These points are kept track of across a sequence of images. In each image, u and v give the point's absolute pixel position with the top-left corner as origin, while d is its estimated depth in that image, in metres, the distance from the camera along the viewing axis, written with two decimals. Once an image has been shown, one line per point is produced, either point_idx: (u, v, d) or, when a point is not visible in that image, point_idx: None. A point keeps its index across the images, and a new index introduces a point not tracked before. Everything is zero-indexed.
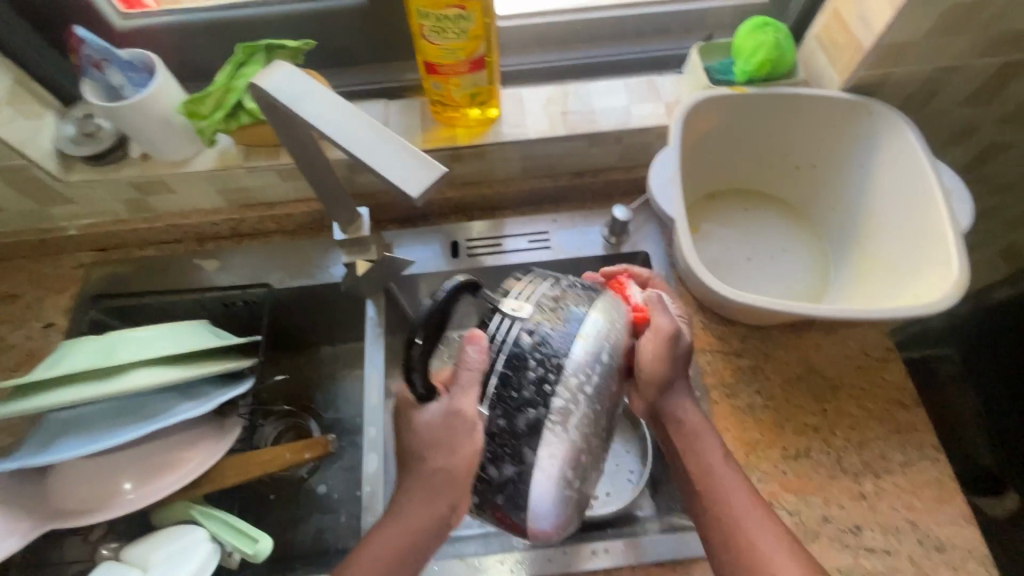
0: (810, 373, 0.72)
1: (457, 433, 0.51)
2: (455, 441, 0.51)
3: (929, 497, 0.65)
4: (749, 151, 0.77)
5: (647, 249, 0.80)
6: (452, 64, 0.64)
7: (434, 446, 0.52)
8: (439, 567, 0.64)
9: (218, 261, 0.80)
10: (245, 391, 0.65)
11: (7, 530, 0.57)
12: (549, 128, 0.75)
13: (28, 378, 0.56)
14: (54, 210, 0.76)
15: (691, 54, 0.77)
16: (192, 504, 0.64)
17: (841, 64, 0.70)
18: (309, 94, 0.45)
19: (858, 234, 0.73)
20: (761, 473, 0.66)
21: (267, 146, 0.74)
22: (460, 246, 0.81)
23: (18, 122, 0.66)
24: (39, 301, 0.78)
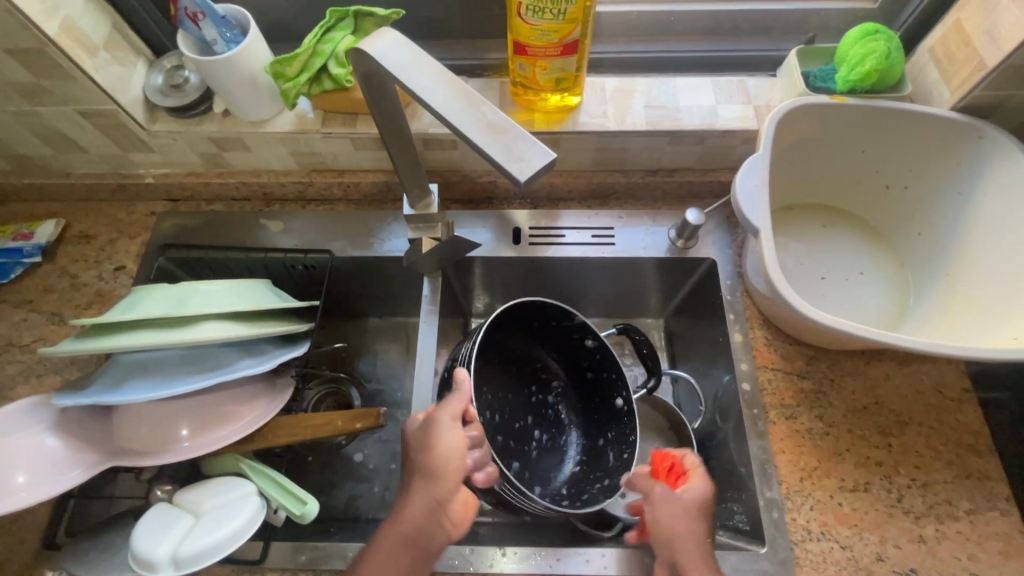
0: (876, 405, 0.68)
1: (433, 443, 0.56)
2: (437, 452, 0.56)
3: (995, 550, 0.61)
4: (838, 164, 0.73)
5: (713, 256, 0.77)
6: (543, 47, 0.62)
7: (425, 459, 0.56)
8: (471, 550, 0.63)
9: (282, 223, 0.82)
10: (300, 354, 0.67)
11: (73, 463, 0.59)
12: (630, 121, 0.72)
13: (107, 317, 0.58)
14: (135, 157, 0.78)
15: (788, 57, 0.73)
16: (243, 458, 0.66)
17: (956, 81, 0.65)
18: (413, 64, 0.44)
19: (946, 265, 0.69)
20: (814, 501, 0.64)
21: (345, 114, 0.73)
22: (521, 232, 0.80)
23: (113, 67, 0.68)
24: (112, 244, 0.81)
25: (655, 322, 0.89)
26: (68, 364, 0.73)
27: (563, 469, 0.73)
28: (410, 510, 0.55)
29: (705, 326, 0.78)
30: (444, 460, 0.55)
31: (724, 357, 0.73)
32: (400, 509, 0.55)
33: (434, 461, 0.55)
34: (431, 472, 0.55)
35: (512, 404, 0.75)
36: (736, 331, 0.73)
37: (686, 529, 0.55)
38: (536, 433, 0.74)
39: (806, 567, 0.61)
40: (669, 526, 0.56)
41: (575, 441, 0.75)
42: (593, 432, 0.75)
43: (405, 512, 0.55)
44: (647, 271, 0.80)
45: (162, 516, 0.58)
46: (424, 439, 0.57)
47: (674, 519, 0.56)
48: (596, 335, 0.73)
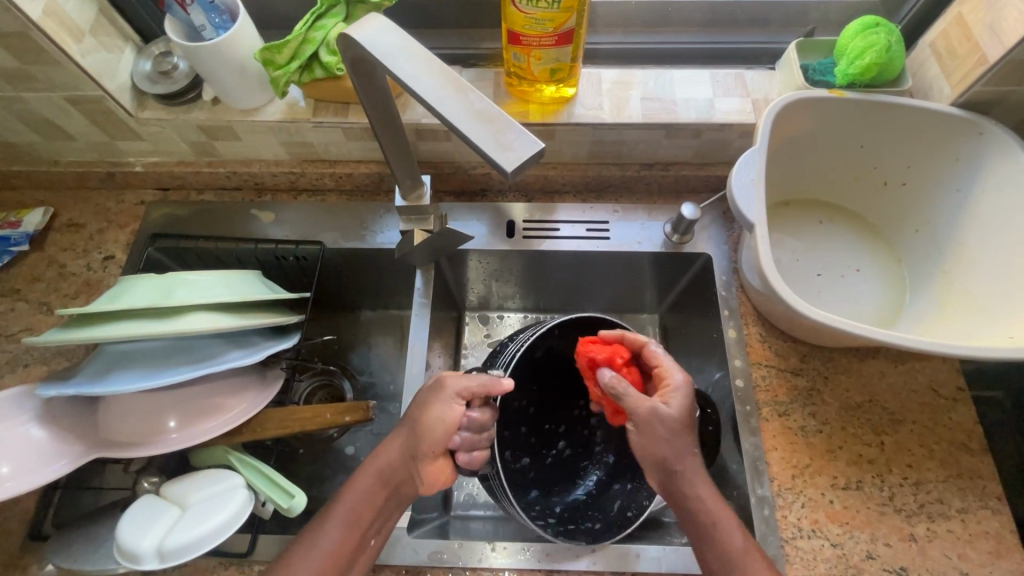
0: (870, 403, 0.68)
1: (428, 407, 0.57)
2: (429, 414, 0.57)
3: (985, 549, 0.61)
4: (836, 159, 0.72)
5: (709, 251, 0.76)
6: (537, 36, 0.61)
7: (417, 413, 0.58)
8: (461, 545, 0.63)
9: (273, 214, 0.81)
10: (289, 346, 0.66)
11: (58, 454, 0.59)
12: (626, 113, 0.71)
13: (91, 307, 0.57)
14: (124, 144, 0.77)
15: (787, 50, 0.72)
16: (231, 451, 0.65)
17: (957, 76, 0.64)
18: (401, 51, 0.43)
19: (944, 263, 0.68)
20: (805, 499, 0.63)
21: (337, 103, 0.72)
22: (515, 225, 0.79)
23: (100, 53, 0.66)
24: (101, 233, 0.80)
25: (650, 317, 0.88)
26: (55, 354, 0.72)
27: (569, 493, 0.71)
28: (393, 446, 0.59)
29: (699, 322, 0.78)
30: (432, 424, 0.57)
31: (718, 353, 0.73)
32: (386, 443, 0.59)
33: (425, 418, 0.57)
34: (419, 424, 0.57)
35: (552, 409, 0.75)
36: (731, 327, 0.72)
37: (682, 459, 0.54)
38: (561, 445, 0.74)
39: (796, 564, 0.60)
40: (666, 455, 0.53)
41: (595, 477, 0.72)
42: (615, 476, 0.71)
43: (389, 446, 0.59)
44: (641, 266, 0.79)
45: (148, 509, 0.57)
46: (425, 397, 0.59)
47: (664, 444, 0.54)
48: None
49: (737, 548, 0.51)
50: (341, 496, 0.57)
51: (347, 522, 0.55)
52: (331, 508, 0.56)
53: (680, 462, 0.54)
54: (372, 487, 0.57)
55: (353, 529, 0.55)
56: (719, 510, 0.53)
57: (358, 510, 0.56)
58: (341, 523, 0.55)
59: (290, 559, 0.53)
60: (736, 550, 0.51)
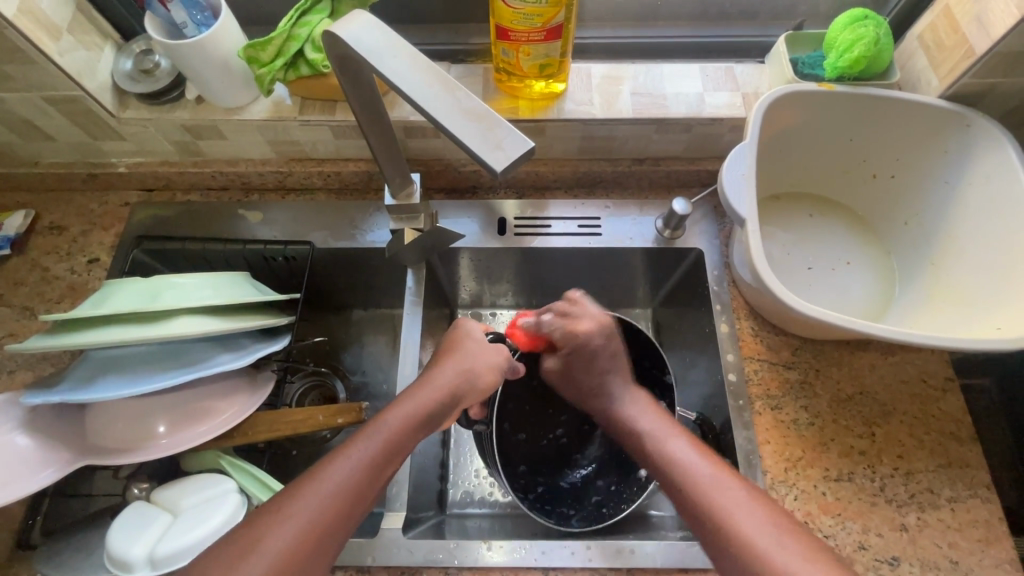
0: (860, 395, 0.68)
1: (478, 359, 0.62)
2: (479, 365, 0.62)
3: (974, 537, 0.61)
4: (826, 152, 0.72)
5: (701, 246, 0.76)
6: (526, 31, 0.60)
7: (474, 360, 0.61)
8: (457, 544, 0.63)
9: (261, 214, 0.80)
10: (280, 348, 0.65)
11: (45, 462, 0.58)
12: (617, 109, 0.71)
13: (75, 313, 0.56)
14: (106, 145, 0.75)
15: (777, 43, 0.72)
16: (222, 454, 0.65)
17: (945, 69, 0.64)
18: (386, 48, 0.42)
19: (932, 255, 0.68)
20: (799, 491, 0.64)
21: (324, 101, 0.71)
22: (506, 222, 0.79)
23: (78, 51, 0.65)
24: (84, 236, 0.79)
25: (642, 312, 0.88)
26: (40, 360, 0.71)
27: (556, 478, 0.72)
28: (434, 386, 0.57)
29: (692, 317, 0.78)
30: (481, 376, 0.61)
31: (710, 347, 0.73)
32: (427, 384, 0.58)
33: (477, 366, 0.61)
34: (469, 368, 0.60)
35: (559, 396, 0.76)
36: (723, 322, 0.73)
37: (613, 399, 0.64)
38: (559, 432, 0.74)
39: None
40: (606, 394, 0.65)
41: (584, 471, 0.72)
42: (608, 477, 0.71)
43: (432, 385, 0.57)
44: (633, 261, 0.79)
45: (137, 514, 0.57)
46: (477, 347, 0.62)
47: (585, 382, 0.66)
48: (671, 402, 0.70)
49: (695, 464, 0.53)
50: (371, 429, 0.52)
51: (374, 455, 0.50)
52: (360, 440, 0.51)
53: (626, 400, 0.64)
54: (408, 425, 0.54)
55: (378, 466, 0.50)
56: (670, 434, 0.58)
57: (389, 445, 0.52)
58: (369, 455, 0.50)
59: (304, 486, 0.47)
60: (691, 461, 0.54)
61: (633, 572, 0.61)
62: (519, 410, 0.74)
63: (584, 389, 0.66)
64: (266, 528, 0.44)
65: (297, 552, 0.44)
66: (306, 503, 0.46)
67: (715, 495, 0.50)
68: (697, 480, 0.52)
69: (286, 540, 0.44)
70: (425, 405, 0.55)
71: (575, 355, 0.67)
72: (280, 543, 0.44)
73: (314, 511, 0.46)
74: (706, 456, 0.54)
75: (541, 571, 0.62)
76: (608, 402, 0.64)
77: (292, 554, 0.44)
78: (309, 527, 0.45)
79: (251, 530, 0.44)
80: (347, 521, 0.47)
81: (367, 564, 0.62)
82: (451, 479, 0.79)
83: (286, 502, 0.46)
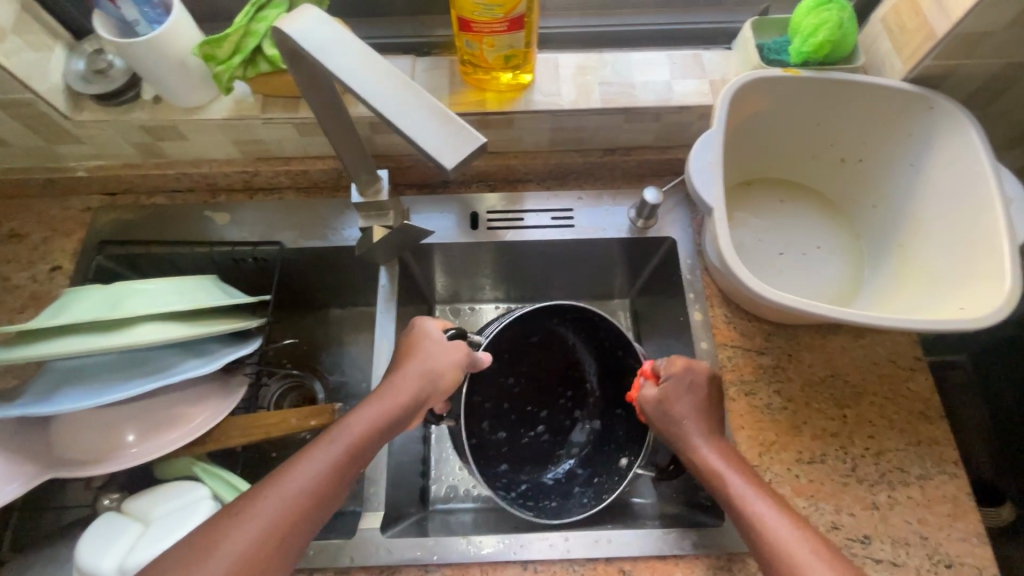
0: (832, 377, 0.69)
1: (436, 357, 0.59)
2: (439, 364, 0.58)
3: (942, 512, 0.63)
4: (795, 137, 0.73)
5: (674, 235, 0.77)
6: (488, 22, 0.59)
7: (431, 359, 0.58)
8: (437, 542, 0.62)
9: (229, 215, 0.78)
10: (251, 351, 0.64)
11: (9, 477, 0.56)
12: (585, 99, 0.70)
13: (32, 323, 0.54)
14: (62, 149, 0.73)
15: (743, 29, 0.72)
16: (195, 461, 0.64)
17: (907, 52, 0.65)
18: (336, 46, 0.41)
19: (899, 237, 0.69)
20: (773, 474, 0.65)
21: (287, 98, 0.70)
22: (479, 216, 0.78)
23: (25, 52, 0.62)
24: (45, 243, 0.76)
25: (620, 302, 0.89)
26: (3, 372, 0.69)
27: (539, 474, 0.72)
28: (397, 390, 0.56)
29: (667, 305, 0.78)
30: (442, 374, 0.58)
31: (685, 336, 0.73)
32: (388, 387, 0.56)
33: (437, 367, 0.58)
34: (430, 370, 0.58)
35: (536, 394, 0.76)
36: (697, 310, 0.73)
37: (699, 444, 0.57)
38: (540, 428, 0.75)
39: None
40: (685, 437, 0.58)
41: (568, 465, 0.73)
42: (591, 469, 0.72)
43: (394, 390, 0.56)
44: (608, 252, 0.79)
45: (107, 524, 0.56)
46: (432, 344, 0.60)
47: (681, 425, 0.59)
48: None
49: (782, 530, 0.49)
50: (332, 434, 0.52)
51: (335, 460, 0.50)
52: (320, 445, 0.51)
53: (704, 441, 0.57)
54: (371, 430, 0.53)
55: (340, 468, 0.50)
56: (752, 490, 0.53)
57: (351, 451, 0.51)
58: (329, 461, 0.50)
59: (263, 492, 0.47)
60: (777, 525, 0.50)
61: (612, 561, 0.62)
62: (498, 407, 0.74)
63: (673, 433, 0.59)
64: (222, 533, 0.44)
65: (255, 558, 0.44)
66: (264, 507, 0.46)
67: (803, 566, 0.47)
68: (782, 548, 0.48)
69: (242, 545, 0.44)
70: (387, 410, 0.54)
71: (695, 398, 0.60)
72: (233, 549, 0.43)
73: (270, 516, 0.45)
74: (788, 516, 0.51)
75: (521, 564, 0.62)
76: (694, 446, 0.57)
77: (247, 561, 0.43)
78: (266, 533, 0.45)
79: (207, 535, 0.44)
80: (305, 526, 0.47)
81: (346, 565, 0.62)
82: (432, 475, 0.78)
83: (242, 508, 0.46)
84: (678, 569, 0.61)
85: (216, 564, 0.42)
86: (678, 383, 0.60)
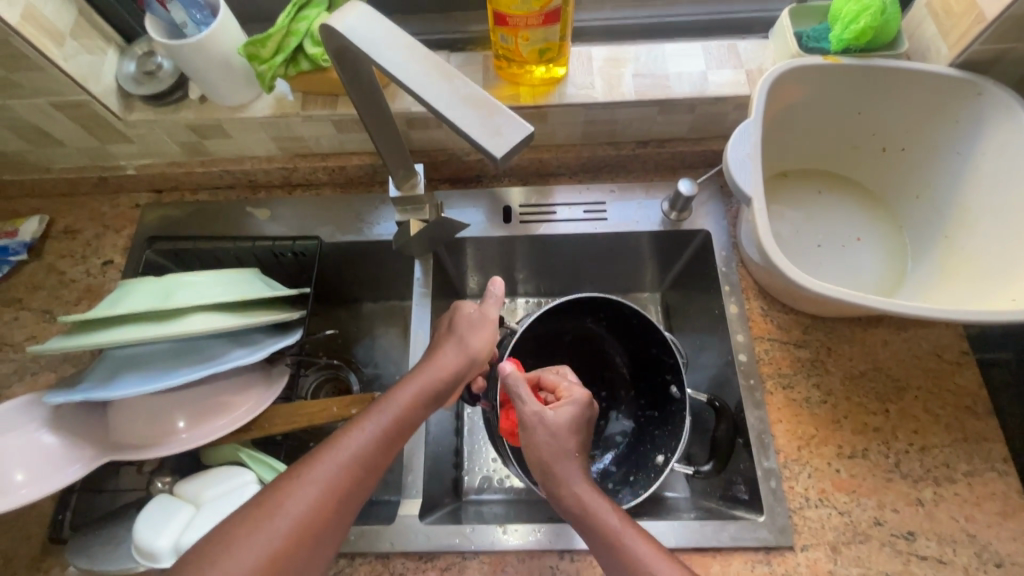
0: (874, 371, 0.68)
1: (478, 330, 0.60)
2: (472, 339, 0.59)
3: (992, 510, 0.61)
4: (833, 126, 0.71)
5: (708, 227, 0.76)
6: (524, 16, 0.60)
7: (466, 335, 0.59)
8: (474, 529, 0.64)
9: (268, 211, 0.80)
10: (292, 341, 0.67)
11: (71, 459, 0.59)
12: (618, 91, 0.70)
13: (91, 313, 0.57)
14: (114, 148, 0.76)
15: (781, 17, 0.71)
16: (241, 447, 0.66)
17: (954, 36, 0.63)
18: (383, 39, 0.42)
19: (945, 228, 0.67)
20: (812, 469, 0.64)
21: (325, 95, 0.71)
22: (512, 210, 0.79)
23: (81, 55, 0.65)
24: (97, 238, 0.80)
25: (650, 296, 0.88)
26: (62, 361, 0.73)
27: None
28: (439, 365, 0.57)
29: (701, 298, 0.78)
30: (478, 349, 0.59)
31: (720, 329, 0.73)
32: (430, 364, 0.57)
33: (478, 345, 0.59)
34: (470, 348, 0.59)
35: None
36: (732, 302, 0.72)
37: (572, 477, 0.52)
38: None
39: (804, 534, 0.61)
40: (595, 511, 0.50)
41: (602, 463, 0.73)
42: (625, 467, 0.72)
43: (438, 366, 0.57)
44: (640, 245, 0.79)
45: (161, 505, 0.58)
46: (462, 321, 0.60)
47: (557, 463, 0.52)
48: (683, 386, 0.70)
49: None
50: (381, 405, 0.53)
51: (385, 429, 0.51)
52: (370, 414, 0.52)
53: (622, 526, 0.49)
54: (416, 403, 0.54)
55: (390, 439, 0.51)
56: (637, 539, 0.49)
57: (398, 422, 0.52)
58: (378, 431, 0.51)
59: (319, 456, 0.48)
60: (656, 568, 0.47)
61: None
62: None
63: (547, 465, 0.52)
64: (281, 495, 0.46)
65: (313, 519, 0.45)
66: (319, 472, 0.47)
67: None
68: None
69: (302, 506, 0.45)
70: (431, 384, 0.55)
71: (580, 417, 0.56)
72: (296, 511, 0.45)
73: (328, 479, 0.47)
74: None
75: (557, 552, 0.62)
76: (599, 525, 0.49)
77: (307, 523, 0.45)
78: (323, 496, 0.46)
79: (269, 497, 0.46)
80: (358, 491, 0.48)
81: (385, 550, 0.63)
82: (466, 466, 0.80)
83: (301, 472, 0.47)
84: (716, 562, 0.61)
85: (279, 521, 0.44)
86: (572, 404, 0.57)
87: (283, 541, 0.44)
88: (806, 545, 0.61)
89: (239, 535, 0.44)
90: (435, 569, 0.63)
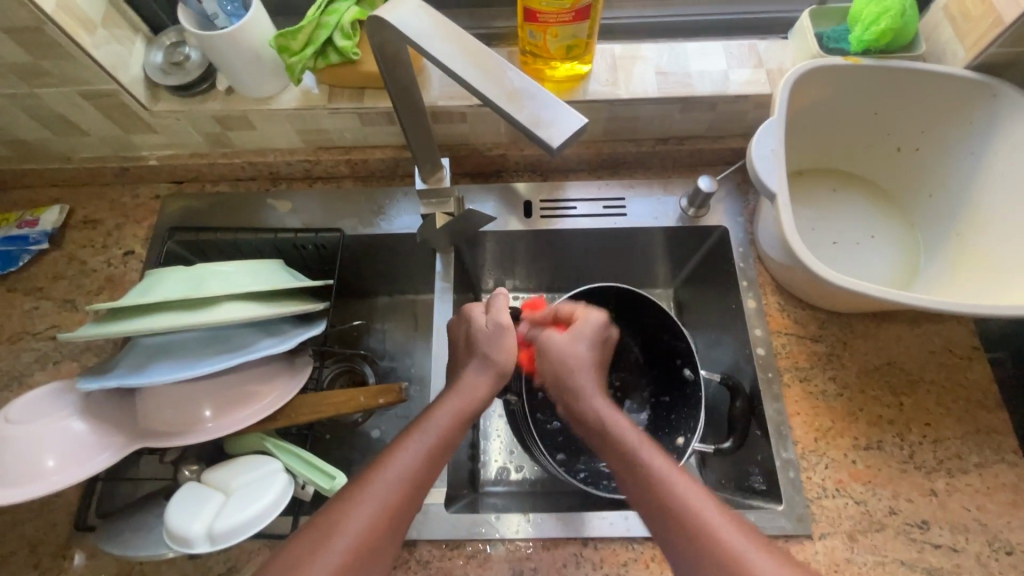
0: (888, 365, 0.70)
1: (500, 338, 0.61)
2: (495, 350, 0.61)
3: (1002, 500, 0.63)
4: (851, 126, 0.73)
5: (725, 224, 0.77)
6: (555, 13, 0.60)
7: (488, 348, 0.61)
8: (498, 518, 0.65)
9: (290, 203, 0.81)
10: (318, 332, 0.68)
11: (100, 446, 0.59)
12: (641, 90, 0.71)
13: (126, 300, 0.57)
14: (138, 138, 0.76)
15: (801, 18, 0.72)
16: (266, 437, 0.66)
17: (970, 40, 0.65)
18: (437, 34, 0.43)
19: (957, 226, 0.69)
20: (829, 460, 0.65)
21: (352, 88, 0.72)
22: (532, 206, 0.79)
23: (111, 45, 0.65)
24: (118, 229, 0.80)
25: (664, 292, 0.90)
26: (84, 350, 0.73)
27: (597, 462, 0.73)
28: (471, 388, 0.59)
29: (717, 294, 0.79)
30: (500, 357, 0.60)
31: (738, 323, 0.74)
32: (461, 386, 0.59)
33: (501, 358, 0.60)
34: (495, 364, 0.60)
35: None
36: (750, 297, 0.74)
37: (595, 400, 0.59)
38: None
39: (821, 522, 0.62)
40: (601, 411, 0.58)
41: None
42: None
43: (471, 390, 0.58)
44: (657, 241, 0.80)
45: (192, 493, 0.59)
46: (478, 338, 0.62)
47: (575, 376, 0.60)
48: (697, 368, 0.72)
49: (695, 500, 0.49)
50: (423, 426, 0.55)
51: (429, 449, 0.53)
52: (415, 434, 0.55)
53: (644, 445, 0.53)
54: (456, 423, 0.56)
55: (435, 456, 0.53)
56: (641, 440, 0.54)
57: (441, 440, 0.54)
58: (424, 449, 0.53)
59: (371, 476, 0.50)
60: (659, 463, 0.52)
61: None
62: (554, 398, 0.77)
63: (573, 369, 0.61)
64: (341, 513, 0.48)
65: (372, 535, 0.47)
66: (375, 491, 0.49)
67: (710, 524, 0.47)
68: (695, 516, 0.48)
69: (360, 524, 0.47)
70: (467, 402, 0.57)
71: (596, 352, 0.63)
72: (354, 528, 0.47)
73: (381, 496, 0.49)
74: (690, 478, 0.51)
75: (581, 541, 0.64)
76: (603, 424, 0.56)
77: (366, 537, 0.47)
78: (378, 514, 0.48)
79: (325, 518, 0.48)
80: (411, 508, 0.50)
81: (412, 538, 0.64)
82: (481, 458, 0.80)
83: (353, 493, 0.49)
84: None
85: (338, 540, 0.46)
86: (585, 328, 0.64)
87: (343, 557, 0.46)
88: (823, 533, 0.62)
89: (303, 555, 0.45)
90: (461, 556, 0.63)
